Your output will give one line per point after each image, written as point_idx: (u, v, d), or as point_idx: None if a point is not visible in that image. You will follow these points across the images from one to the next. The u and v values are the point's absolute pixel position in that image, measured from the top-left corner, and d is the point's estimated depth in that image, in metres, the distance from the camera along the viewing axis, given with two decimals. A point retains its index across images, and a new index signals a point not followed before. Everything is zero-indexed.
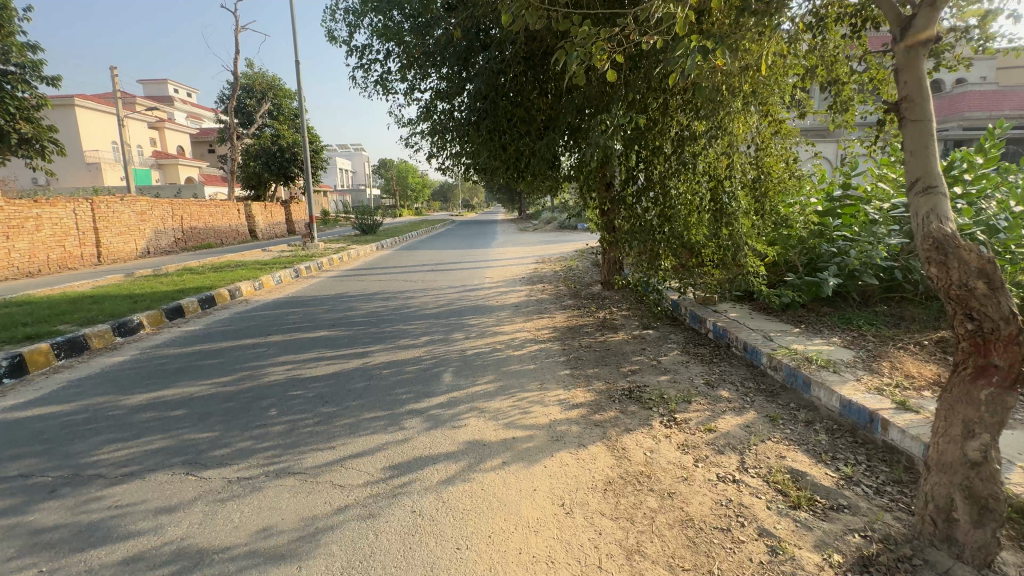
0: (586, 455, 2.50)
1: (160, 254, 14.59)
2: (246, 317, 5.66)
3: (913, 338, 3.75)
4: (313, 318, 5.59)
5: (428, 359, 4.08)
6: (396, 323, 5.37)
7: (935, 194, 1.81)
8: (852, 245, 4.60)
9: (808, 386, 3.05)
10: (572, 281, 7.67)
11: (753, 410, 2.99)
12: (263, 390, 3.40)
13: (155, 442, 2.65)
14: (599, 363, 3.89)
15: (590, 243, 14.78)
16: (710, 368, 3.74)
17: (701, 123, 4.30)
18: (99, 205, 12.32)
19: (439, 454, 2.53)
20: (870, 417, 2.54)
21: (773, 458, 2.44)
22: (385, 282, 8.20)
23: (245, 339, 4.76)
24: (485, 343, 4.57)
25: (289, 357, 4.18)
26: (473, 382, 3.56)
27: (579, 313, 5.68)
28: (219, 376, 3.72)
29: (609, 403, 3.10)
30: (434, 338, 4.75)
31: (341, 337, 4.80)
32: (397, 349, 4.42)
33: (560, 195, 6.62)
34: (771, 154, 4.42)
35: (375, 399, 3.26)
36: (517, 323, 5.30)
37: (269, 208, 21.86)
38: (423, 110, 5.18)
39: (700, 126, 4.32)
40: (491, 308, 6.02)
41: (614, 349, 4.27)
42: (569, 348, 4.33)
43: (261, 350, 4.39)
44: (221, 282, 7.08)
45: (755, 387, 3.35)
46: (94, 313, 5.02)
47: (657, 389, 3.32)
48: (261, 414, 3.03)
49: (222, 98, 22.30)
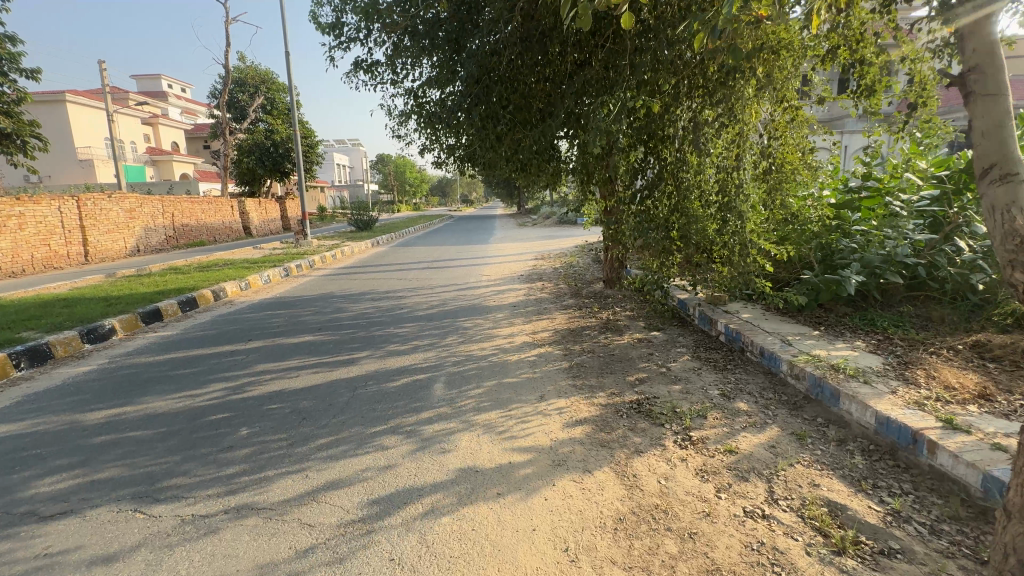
0: (592, 482, 2.20)
1: (149, 252, 14.27)
2: (228, 320, 5.35)
3: (946, 342, 3.45)
4: (299, 321, 5.28)
5: (418, 368, 3.77)
6: (386, 327, 5.06)
7: (1016, 182, 1.52)
8: (873, 240, 4.29)
9: (838, 399, 2.75)
10: (573, 279, 7.37)
11: (776, 427, 2.68)
12: (236, 405, 3.10)
13: (105, 472, 2.35)
14: (604, 371, 3.59)
15: (590, 238, 14.41)
16: (725, 377, 3.44)
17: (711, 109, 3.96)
18: (86, 203, 11.97)
19: (425, 483, 2.23)
20: (913, 438, 2.24)
21: (806, 486, 2.14)
22: (377, 281, 7.86)
23: (224, 344, 4.46)
24: (480, 348, 4.26)
25: (268, 366, 3.87)
26: (467, 394, 3.25)
27: (580, 314, 5.37)
28: (190, 388, 3.42)
29: (617, 419, 2.79)
30: (426, 343, 4.45)
31: (327, 343, 4.49)
32: (385, 355, 4.11)
33: (560, 188, 6.28)
34: (787, 144, 4.07)
35: (357, 414, 2.96)
36: (515, 325, 4.98)
37: (263, 204, 21.50)
38: (413, 99, 4.83)
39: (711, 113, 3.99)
40: (488, 309, 5.71)
41: (620, 354, 3.97)
42: (571, 353, 4.02)
43: (240, 357, 4.09)
44: (204, 282, 6.75)
45: (775, 400, 3.04)
46: (63, 318, 4.70)
47: (668, 402, 3.02)
48: (230, 434, 2.73)
49: (214, 93, 21.87)
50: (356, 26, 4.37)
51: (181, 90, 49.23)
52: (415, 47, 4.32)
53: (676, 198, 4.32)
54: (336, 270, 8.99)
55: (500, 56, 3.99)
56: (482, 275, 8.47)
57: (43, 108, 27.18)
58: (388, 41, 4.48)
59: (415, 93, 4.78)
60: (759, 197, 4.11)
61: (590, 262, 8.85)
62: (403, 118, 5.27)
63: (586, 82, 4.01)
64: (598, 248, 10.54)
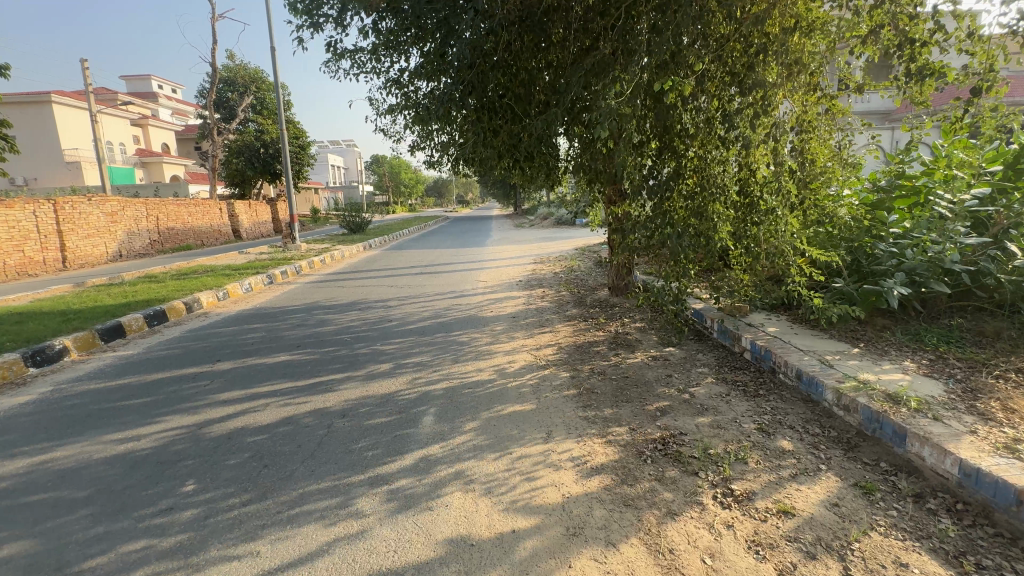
0: (619, 562, 1.73)
1: (132, 257, 13.73)
2: (198, 336, 4.85)
3: (1012, 364, 3.01)
4: (276, 337, 4.78)
5: (405, 395, 3.29)
6: (372, 343, 4.57)
7: None
8: (913, 245, 3.85)
9: (903, 440, 2.30)
10: (575, 285, 6.90)
11: (834, 475, 2.23)
12: (186, 449, 2.61)
13: (3, 550, 1.86)
14: (618, 399, 3.12)
15: (590, 239, 13.89)
16: (759, 406, 2.97)
17: (737, 99, 3.50)
18: (64, 206, 11.43)
19: (406, 565, 1.75)
20: (1018, 499, 1.79)
21: (892, 566, 1.68)
22: (366, 288, 7.37)
23: (188, 367, 3.96)
24: (476, 369, 3.79)
25: (233, 394, 3.38)
26: (461, 429, 2.77)
27: (586, 326, 4.89)
28: (139, 424, 2.93)
29: (640, 467, 2.33)
30: (415, 363, 3.96)
31: (304, 364, 4.00)
32: (369, 379, 3.61)
33: (561, 188, 5.82)
34: (818, 139, 3.64)
35: (329, 461, 2.48)
36: (516, 341, 4.50)
37: (253, 207, 20.96)
38: (399, 90, 4.33)
39: (736, 103, 3.53)
40: (485, 321, 5.24)
41: (635, 376, 3.50)
42: (579, 376, 3.55)
43: (203, 383, 3.59)
44: (177, 293, 6.24)
45: (825, 437, 2.58)
46: (8, 338, 4.19)
47: (699, 440, 2.56)
48: (172, 491, 2.24)
49: (202, 93, 21.34)
50: (334, 9, 3.89)
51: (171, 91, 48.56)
52: (400, 31, 3.85)
53: (695, 199, 3.86)
54: (324, 277, 8.51)
55: (497, 37, 3.52)
56: (478, 280, 8.00)
57: (28, 109, 26.53)
58: (371, 26, 4.01)
59: (402, 85, 4.31)
60: (788, 195, 3.66)
61: (593, 266, 8.39)
62: (390, 111, 4.80)
63: (593, 68, 3.56)
64: (599, 251, 10.06)
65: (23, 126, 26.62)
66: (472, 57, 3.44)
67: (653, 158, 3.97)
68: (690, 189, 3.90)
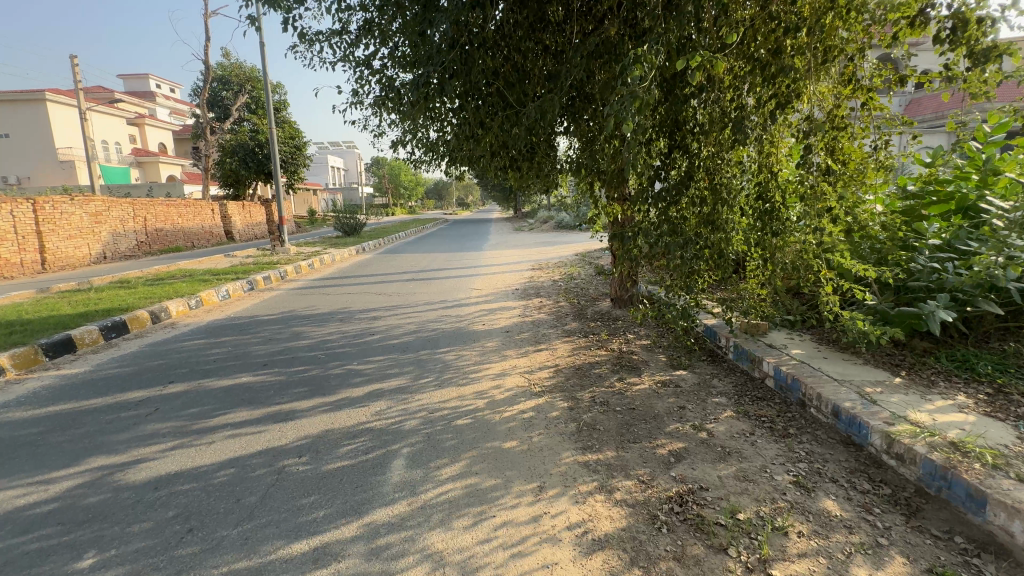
0: None
1: (118, 259, 13.26)
2: (157, 352, 4.38)
3: None
4: (243, 353, 4.32)
5: (375, 430, 2.82)
6: (347, 362, 4.09)
7: None
8: (956, 258, 3.40)
9: (983, 509, 1.85)
10: (574, 295, 6.46)
11: (898, 556, 1.78)
12: (97, 505, 2.14)
13: None
14: (625, 438, 2.65)
15: (591, 245, 13.52)
16: (791, 450, 2.52)
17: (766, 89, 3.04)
18: (44, 206, 10.96)
19: None
20: None
21: None
22: (352, 296, 6.93)
23: (134, 390, 3.48)
24: (461, 395, 3.32)
25: (176, 427, 2.91)
26: (434, 478, 2.30)
27: (586, 344, 4.42)
28: (53, 467, 2.46)
29: (654, 540, 1.87)
30: (393, 389, 3.49)
31: (267, 388, 3.53)
32: (337, 409, 3.15)
33: (559, 189, 5.37)
34: (852, 139, 3.18)
35: (269, 523, 2.02)
36: (508, 362, 4.02)
37: (246, 209, 20.54)
38: (377, 78, 3.86)
39: (764, 95, 3.08)
40: (475, 336, 4.78)
41: (642, 408, 3.02)
42: (577, 406, 3.08)
43: (145, 412, 3.12)
44: (144, 301, 5.77)
45: (878, 496, 2.12)
46: None
47: (724, 499, 2.10)
48: (64, 568, 1.78)
49: (196, 91, 20.94)
50: None
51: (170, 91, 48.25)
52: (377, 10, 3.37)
53: (710, 206, 3.39)
54: (309, 283, 8.04)
55: (485, 12, 3.02)
56: (472, 288, 7.56)
57: (21, 107, 26.17)
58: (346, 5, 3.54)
59: (383, 73, 3.83)
60: (820, 203, 3.19)
61: (594, 274, 7.93)
62: (371, 104, 4.33)
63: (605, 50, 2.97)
64: (601, 258, 9.61)
65: (15, 124, 26.22)
66: (455, 34, 2.91)
67: (662, 157, 3.49)
68: (701, 194, 3.41)
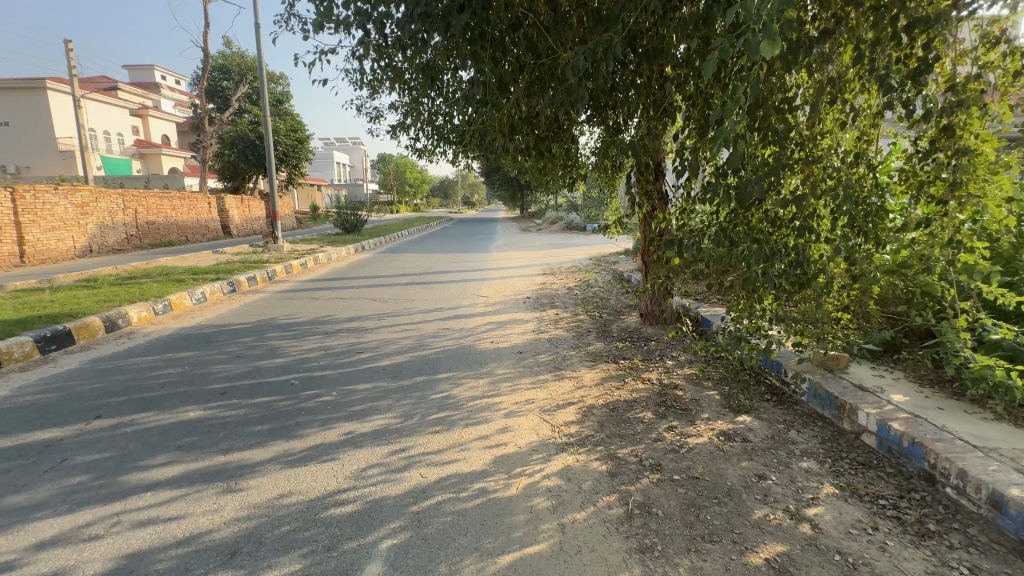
0: None
1: (104, 253, 12.55)
2: (98, 370, 3.62)
3: None
4: (202, 374, 3.56)
5: (346, 505, 2.05)
6: (324, 391, 3.31)
7: None
8: None
9: None
10: (594, 307, 5.67)
11: None
12: None
13: None
14: (697, 534, 1.87)
15: (605, 248, 12.77)
16: (946, 564, 1.73)
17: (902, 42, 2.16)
18: (24, 194, 10.23)
19: None
20: None
21: None
22: (344, 301, 6.18)
23: (48, 427, 2.73)
24: (465, 446, 2.54)
25: (80, 492, 2.15)
26: None
27: (618, 374, 3.61)
28: None
29: None
30: (377, 433, 2.71)
31: (217, 428, 2.76)
32: (301, 465, 2.38)
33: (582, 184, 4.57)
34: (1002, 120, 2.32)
35: None
36: (523, 396, 3.23)
37: (246, 203, 19.91)
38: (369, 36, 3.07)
39: (900, 51, 2.18)
40: (483, 357, 4.01)
41: (709, 477, 2.24)
42: (621, 472, 2.30)
43: (49, 465, 2.36)
44: (102, 305, 5.01)
45: None
46: None
47: None
48: None
49: (196, 82, 20.31)
50: None
51: (175, 83, 47.77)
52: None
53: (812, 200, 2.40)
54: (298, 285, 7.29)
55: None
56: (478, 294, 6.79)
57: (20, 95, 25.61)
58: None
59: None
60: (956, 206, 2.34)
61: (614, 283, 7.10)
62: (362, 73, 3.55)
63: None
64: (620, 263, 8.84)
65: (14, 113, 25.68)
66: None
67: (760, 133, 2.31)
68: (785, 189, 2.57)
